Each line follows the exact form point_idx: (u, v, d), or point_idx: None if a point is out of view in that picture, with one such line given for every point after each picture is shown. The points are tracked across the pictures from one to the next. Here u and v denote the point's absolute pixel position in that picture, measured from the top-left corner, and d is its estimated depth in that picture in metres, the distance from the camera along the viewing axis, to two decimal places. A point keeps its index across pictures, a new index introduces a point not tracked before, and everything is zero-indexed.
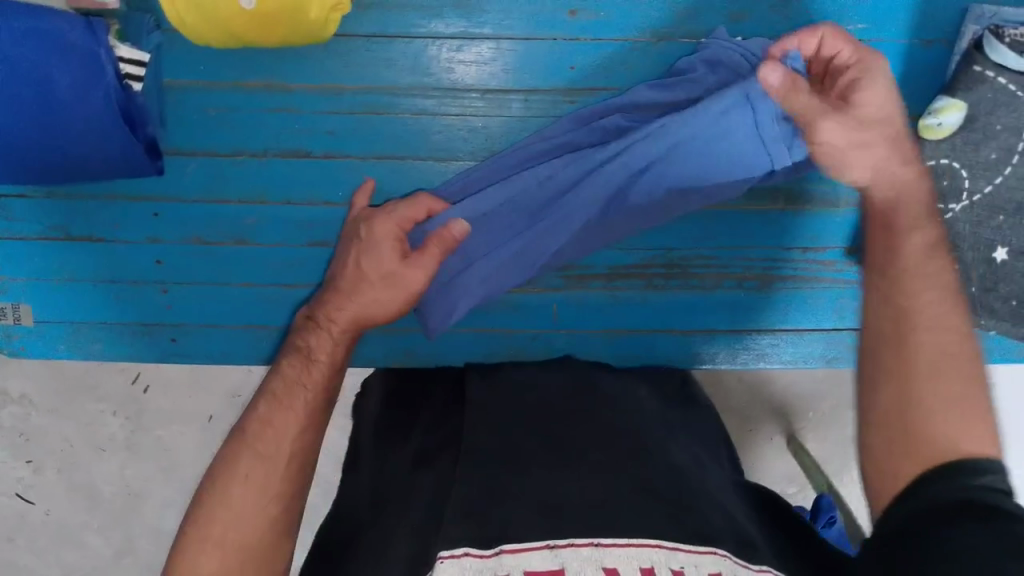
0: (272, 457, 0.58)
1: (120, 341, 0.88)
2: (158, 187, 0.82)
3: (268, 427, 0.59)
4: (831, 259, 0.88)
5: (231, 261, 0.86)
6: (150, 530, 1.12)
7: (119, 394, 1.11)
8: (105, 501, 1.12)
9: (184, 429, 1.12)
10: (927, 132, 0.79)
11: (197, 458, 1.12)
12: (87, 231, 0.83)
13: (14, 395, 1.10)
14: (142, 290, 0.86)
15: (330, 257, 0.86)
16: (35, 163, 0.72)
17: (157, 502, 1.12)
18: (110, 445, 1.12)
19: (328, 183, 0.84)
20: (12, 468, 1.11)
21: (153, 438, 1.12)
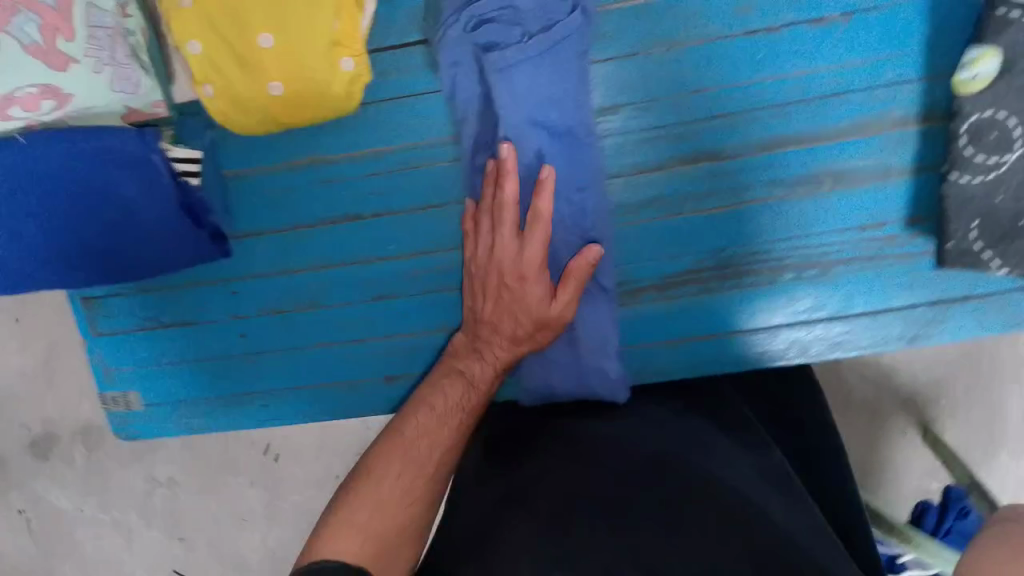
0: (366, 526, 0.71)
1: (218, 413, 0.95)
2: (233, 266, 0.90)
3: (381, 483, 0.74)
4: (891, 234, 0.85)
5: (308, 326, 0.91)
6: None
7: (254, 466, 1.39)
8: None
9: None
10: (962, 88, 0.77)
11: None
12: (178, 316, 0.92)
13: (163, 479, 1.41)
14: (231, 363, 0.93)
15: (393, 309, 0.90)
16: (122, 265, 0.82)
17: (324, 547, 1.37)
18: None
19: (379, 240, 0.88)
20: (215, 517, 1.40)
21: None
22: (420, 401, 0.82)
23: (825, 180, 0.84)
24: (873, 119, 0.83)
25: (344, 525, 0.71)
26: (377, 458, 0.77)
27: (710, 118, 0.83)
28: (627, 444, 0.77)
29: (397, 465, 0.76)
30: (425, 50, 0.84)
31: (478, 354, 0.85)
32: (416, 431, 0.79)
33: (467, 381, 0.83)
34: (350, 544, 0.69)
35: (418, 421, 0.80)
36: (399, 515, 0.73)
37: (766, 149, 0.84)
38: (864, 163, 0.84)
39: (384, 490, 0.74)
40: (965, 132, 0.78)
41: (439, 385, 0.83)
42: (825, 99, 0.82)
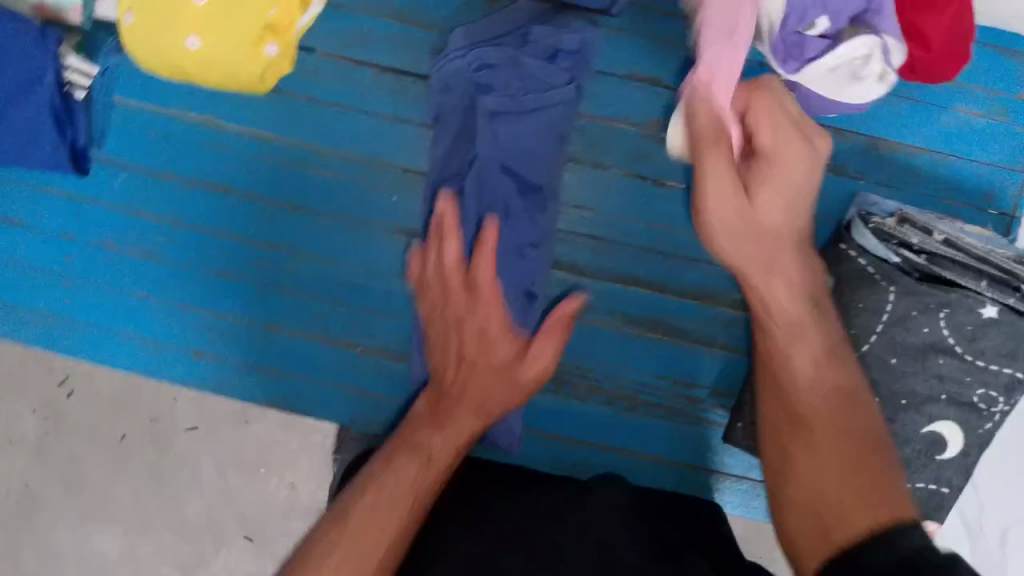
0: (356, 551, 0.67)
1: (10, 322, 0.95)
2: (87, 188, 0.90)
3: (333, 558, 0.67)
4: (698, 397, 0.92)
5: (134, 273, 0.92)
6: (39, 537, 1.22)
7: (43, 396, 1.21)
8: (2, 496, 1.22)
9: (99, 449, 1.21)
10: None
11: (99, 473, 1.21)
12: (9, 214, 0.92)
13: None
14: (45, 279, 0.93)
15: (227, 288, 0.92)
16: None
17: (52, 513, 1.22)
18: (20, 441, 1.22)
19: (240, 221, 0.90)
20: None
21: (62, 444, 1.21)
22: (399, 458, 0.77)
23: (659, 327, 0.90)
24: (720, 292, 0.89)
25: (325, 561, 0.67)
26: (352, 511, 0.71)
27: (563, 232, 0.89)
28: (525, 516, 0.77)
29: (387, 510, 0.71)
30: (370, 72, 0.86)
31: (443, 419, 0.82)
32: (393, 496, 0.73)
33: (427, 454, 0.78)
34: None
35: (384, 481, 0.74)
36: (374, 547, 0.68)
37: (620, 281, 0.90)
38: (696, 327, 0.90)
39: (371, 521, 0.70)
40: None
41: (399, 459, 0.77)
42: (681, 259, 0.89)
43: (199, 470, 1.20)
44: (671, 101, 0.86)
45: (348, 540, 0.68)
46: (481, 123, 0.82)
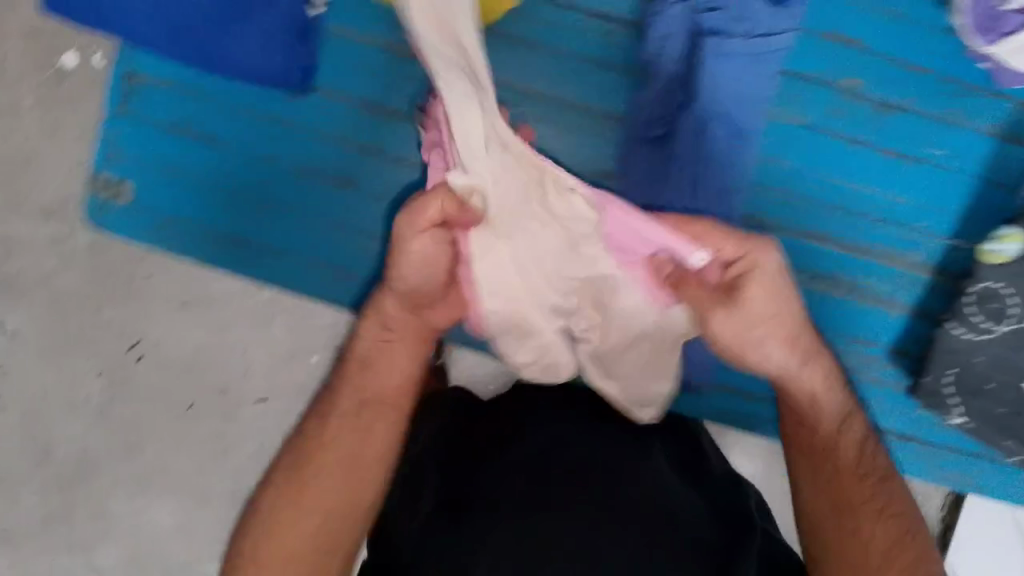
0: (326, 502, 0.77)
1: (204, 245, 0.93)
2: (282, 106, 0.91)
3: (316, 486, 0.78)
4: (874, 355, 0.93)
5: (314, 199, 0.92)
6: (90, 503, 1.12)
7: (113, 358, 1.11)
8: (55, 465, 1.12)
9: (162, 410, 1.12)
10: (984, 256, 0.86)
11: (162, 444, 1.12)
12: (212, 131, 0.91)
13: (10, 328, 1.11)
14: (241, 199, 0.92)
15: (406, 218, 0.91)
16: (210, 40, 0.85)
17: (108, 480, 1.12)
18: (82, 407, 1.12)
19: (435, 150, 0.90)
20: None
21: (117, 413, 1.12)
22: (365, 418, 0.80)
23: (842, 286, 0.92)
24: (895, 251, 0.91)
25: (302, 500, 0.78)
26: (309, 471, 0.79)
27: (764, 186, 0.89)
28: (504, 477, 0.74)
29: (336, 480, 0.78)
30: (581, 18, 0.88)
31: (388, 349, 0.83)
32: (340, 458, 0.79)
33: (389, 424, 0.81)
34: (297, 540, 0.76)
35: (343, 436, 0.80)
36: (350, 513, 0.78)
37: (801, 234, 0.90)
38: (876, 287, 0.92)
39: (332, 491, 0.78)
40: (974, 298, 0.87)
41: (375, 413, 0.81)
42: (869, 219, 0.90)
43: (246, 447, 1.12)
44: (858, 61, 0.88)
45: (329, 479, 0.78)
46: (707, 63, 0.82)
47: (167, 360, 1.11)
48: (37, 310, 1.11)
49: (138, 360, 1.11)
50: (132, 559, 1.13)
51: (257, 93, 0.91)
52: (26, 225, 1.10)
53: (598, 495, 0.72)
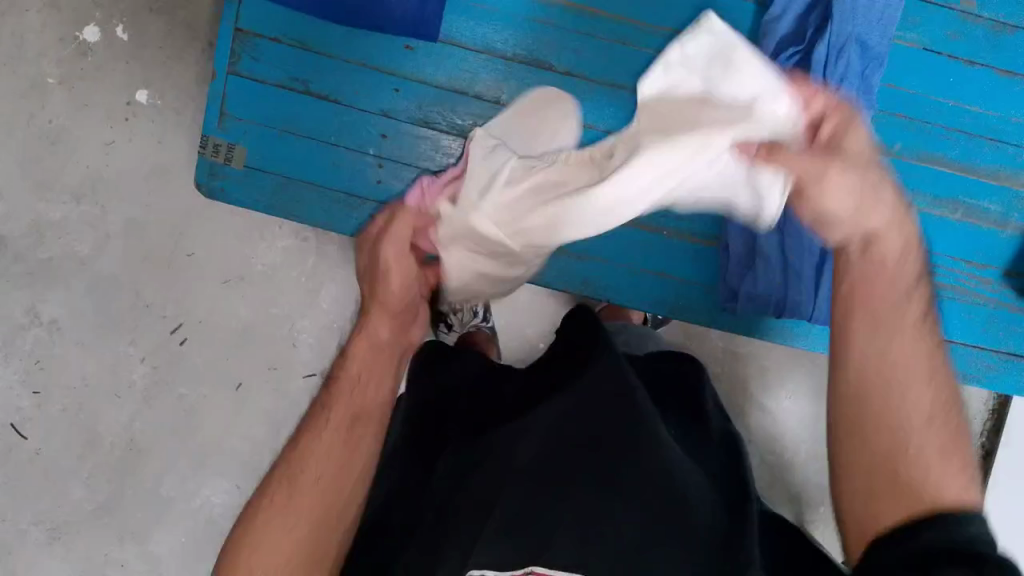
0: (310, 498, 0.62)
1: (319, 207, 0.88)
2: (406, 59, 0.85)
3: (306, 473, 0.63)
4: (989, 277, 0.94)
5: (442, 153, 0.88)
6: (143, 491, 1.08)
7: (153, 342, 1.08)
8: (104, 452, 1.07)
9: (212, 392, 1.09)
10: None
11: (216, 424, 1.09)
12: (328, 90, 0.85)
13: (46, 319, 1.06)
14: (356, 158, 0.87)
15: None
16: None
17: (158, 465, 1.08)
18: (126, 393, 1.08)
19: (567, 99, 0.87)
20: (17, 396, 1.06)
21: (174, 397, 1.08)
22: (340, 380, 0.68)
23: (957, 209, 0.92)
24: (1008, 172, 0.92)
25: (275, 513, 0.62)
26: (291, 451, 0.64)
27: (889, 113, 0.89)
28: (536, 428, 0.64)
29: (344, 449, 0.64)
30: None
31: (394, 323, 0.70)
32: (335, 447, 0.64)
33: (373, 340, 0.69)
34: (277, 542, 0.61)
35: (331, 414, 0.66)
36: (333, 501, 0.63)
37: (921, 159, 0.91)
38: (991, 209, 0.93)
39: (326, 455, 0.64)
40: None
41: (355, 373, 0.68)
42: (982, 140, 0.91)
43: None
44: None
45: (311, 466, 0.63)
46: None
47: (213, 339, 1.08)
48: (77, 300, 1.06)
49: (182, 343, 1.08)
50: (190, 541, 1.09)
51: (384, 44, 0.85)
52: (55, 209, 1.05)
53: (585, 464, 0.60)
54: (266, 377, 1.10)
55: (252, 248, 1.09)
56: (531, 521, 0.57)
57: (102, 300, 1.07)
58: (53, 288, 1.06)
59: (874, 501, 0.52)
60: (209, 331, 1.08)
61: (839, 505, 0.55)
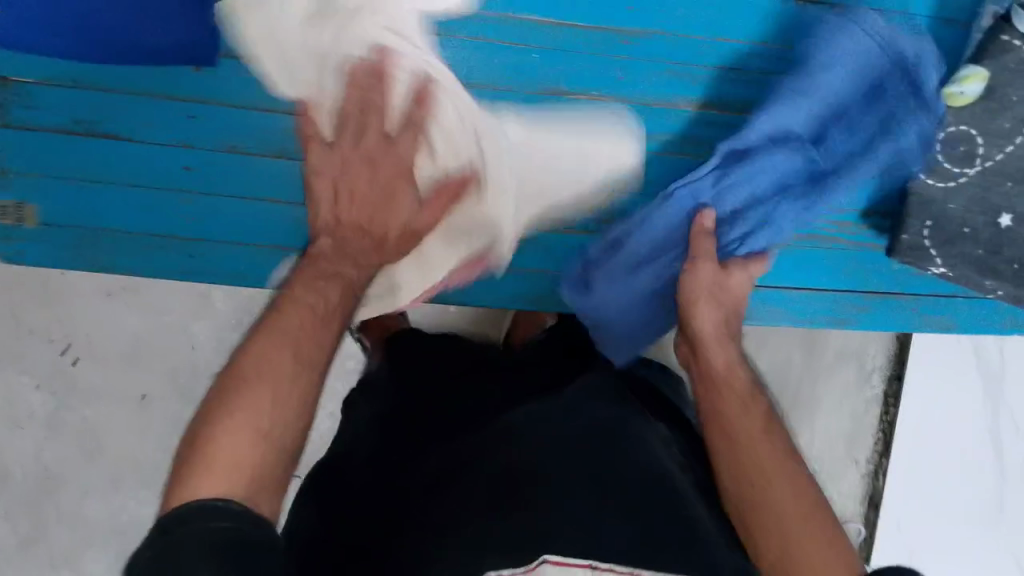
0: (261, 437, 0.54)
1: (136, 253, 0.85)
2: (195, 83, 0.79)
3: (238, 413, 0.54)
4: (847, 220, 0.91)
5: (256, 176, 0.83)
6: (65, 515, 1.14)
7: (45, 369, 1.12)
8: (15, 484, 1.12)
9: (120, 408, 1.14)
10: (950, 100, 0.84)
11: (126, 441, 1.14)
12: (116, 129, 0.80)
13: None
14: (165, 196, 0.83)
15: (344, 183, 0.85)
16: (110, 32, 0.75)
17: (75, 488, 1.14)
18: (27, 423, 1.12)
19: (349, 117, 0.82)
20: None
21: (76, 419, 1.13)
22: (291, 306, 0.63)
23: None
24: None
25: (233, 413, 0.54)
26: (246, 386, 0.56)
27: (726, 68, 0.88)
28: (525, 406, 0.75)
29: (290, 374, 0.58)
30: None
31: (352, 260, 0.70)
32: (279, 380, 0.57)
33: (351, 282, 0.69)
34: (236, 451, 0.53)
35: (300, 320, 0.62)
36: (278, 451, 0.55)
37: None
38: None
39: (288, 379, 0.58)
40: (939, 145, 0.86)
41: (316, 285, 0.66)
42: None
43: None
44: None
45: (261, 389, 0.56)
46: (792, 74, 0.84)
47: (106, 360, 1.13)
48: None
49: (75, 363, 1.13)
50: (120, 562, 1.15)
51: (172, 71, 0.79)
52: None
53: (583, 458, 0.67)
54: (171, 387, 1.15)
55: None
56: (526, 483, 0.63)
57: None
58: None
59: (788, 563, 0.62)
60: (103, 356, 1.13)
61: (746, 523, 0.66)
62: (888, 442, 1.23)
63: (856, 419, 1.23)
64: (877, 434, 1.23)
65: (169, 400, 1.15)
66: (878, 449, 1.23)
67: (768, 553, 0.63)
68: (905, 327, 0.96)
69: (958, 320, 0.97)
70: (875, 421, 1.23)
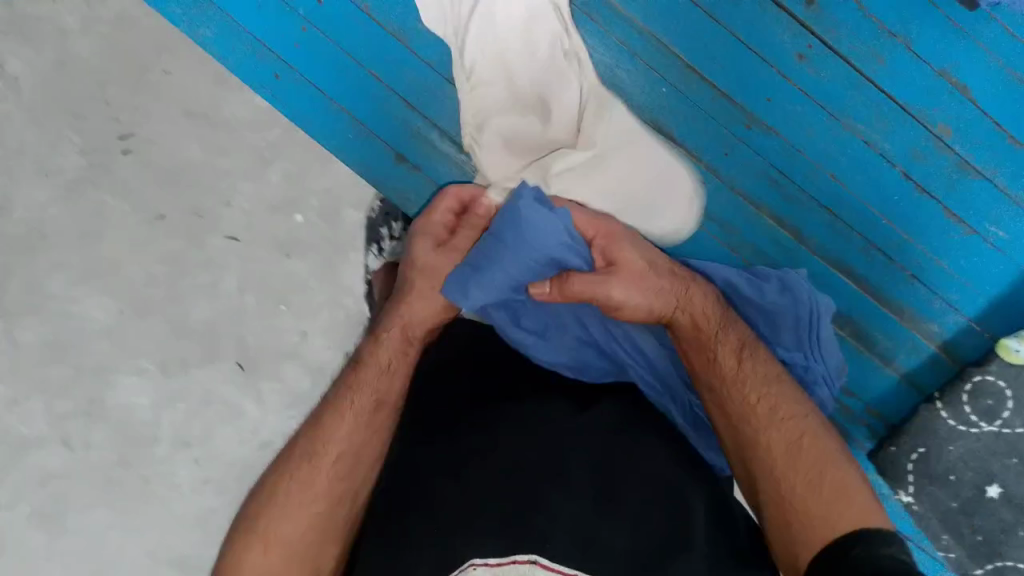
0: (311, 513, 0.69)
1: (235, 45, 0.88)
2: None
3: (286, 510, 0.69)
4: (849, 404, 0.91)
5: (369, 44, 0.86)
6: (30, 276, 1.02)
7: (98, 142, 1.03)
8: (8, 223, 1.02)
9: (130, 212, 1.03)
10: (1004, 350, 0.83)
11: (121, 238, 1.04)
12: None
13: (8, 73, 1.02)
14: (286, 14, 0.86)
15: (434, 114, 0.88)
16: None
17: (52, 256, 1.03)
18: (53, 177, 1.03)
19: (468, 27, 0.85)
20: None
21: (95, 199, 1.03)
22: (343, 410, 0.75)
23: (847, 326, 0.89)
24: (915, 314, 0.88)
25: (285, 506, 0.69)
26: (281, 504, 0.69)
27: (826, 209, 0.86)
28: (526, 414, 0.76)
29: (332, 485, 0.71)
30: None
31: (428, 304, 0.81)
32: (325, 483, 0.71)
33: (363, 365, 0.78)
34: (288, 530, 0.68)
35: (343, 415, 0.74)
36: (325, 529, 0.70)
37: (832, 269, 0.88)
38: (881, 341, 0.89)
39: (320, 480, 0.71)
40: (969, 388, 0.84)
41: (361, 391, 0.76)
42: (903, 271, 0.87)
43: (222, 281, 1.05)
44: (959, 112, 0.82)
45: (296, 512, 0.69)
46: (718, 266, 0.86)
47: (156, 163, 1.04)
48: (45, 66, 1.02)
49: (124, 153, 1.03)
50: (54, 340, 1.03)
51: None
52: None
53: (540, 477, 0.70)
54: (188, 223, 1.04)
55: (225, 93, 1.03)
56: (512, 526, 0.67)
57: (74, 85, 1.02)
58: (25, 50, 1.02)
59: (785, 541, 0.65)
60: (153, 147, 1.03)
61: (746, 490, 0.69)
62: None
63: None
64: None
65: (178, 237, 1.04)
66: None
67: (803, 504, 0.65)
68: None
69: None
70: None
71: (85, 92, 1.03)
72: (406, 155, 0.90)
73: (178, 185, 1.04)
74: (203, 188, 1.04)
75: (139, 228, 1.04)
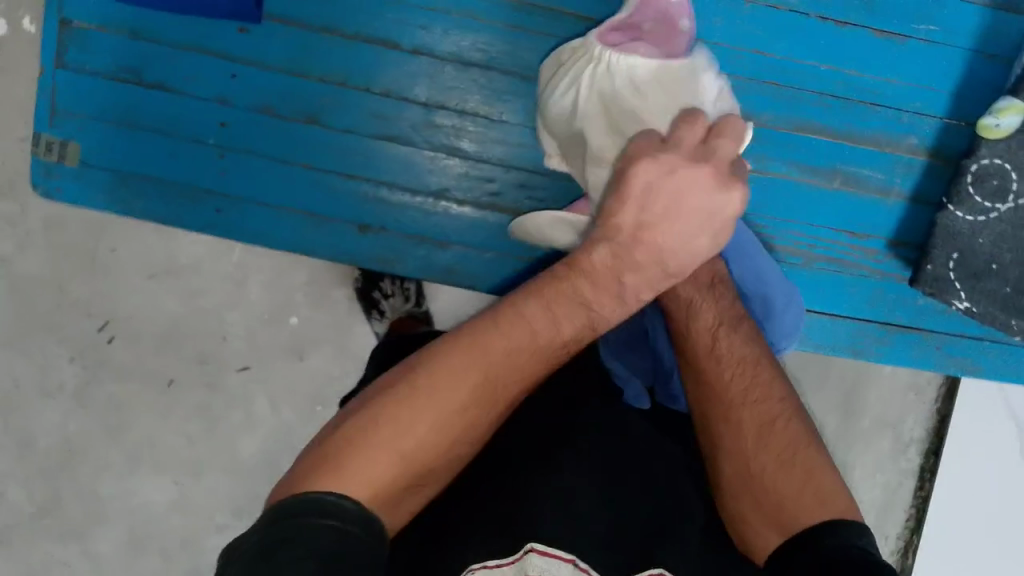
0: (407, 456, 0.53)
1: (165, 203, 0.86)
2: (243, 47, 0.83)
3: (406, 431, 0.53)
4: (873, 248, 0.91)
5: (288, 139, 0.86)
6: (82, 490, 1.03)
7: (81, 341, 1.03)
8: (39, 454, 1.02)
9: (143, 388, 1.04)
10: (985, 131, 0.84)
11: (148, 418, 1.04)
12: (160, 79, 0.83)
13: None
14: (199, 151, 0.85)
15: (372, 172, 0.87)
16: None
17: (95, 464, 1.03)
18: (58, 394, 1.03)
19: (359, 68, 0.84)
20: None
21: (106, 395, 1.03)
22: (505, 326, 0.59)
23: (835, 178, 0.89)
24: (891, 137, 0.89)
25: (379, 442, 0.52)
26: (384, 431, 0.53)
27: (770, 83, 0.86)
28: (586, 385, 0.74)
29: (435, 427, 0.54)
30: None
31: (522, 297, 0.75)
32: (430, 424, 0.54)
33: (533, 332, 0.59)
34: (374, 469, 0.51)
35: (504, 345, 0.58)
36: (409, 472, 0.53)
37: (799, 132, 0.88)
38: (874, 177, 0.89)
39: (430, 420, 0.54)
40: (971, 178, 0.85)
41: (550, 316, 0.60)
42: (863, 104, 0.88)
43: (256, 408, 1.05)
44: None
45: (403, 432, 0.53)
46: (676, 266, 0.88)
47: (146, 334, 1.03)
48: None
49: (110, 340, 1.03)
50: (131, 538, 1.04)
51: (219, 30, 0.83)
52: None
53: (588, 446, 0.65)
54: (201, 372, 1.04)
55: (174, 240, 1.03)
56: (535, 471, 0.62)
57: (35, 301, 1.01)
58: None
59: (752, 508, 0.62)
60: (137, 321, 1.03)
61: (710, 445, 0.66)
62: (922, 518, 1.10)
63: (900, 483, 1.10)
64: (910, 509, 1.10)
65: (198, 391, 1.04)
66: (908, 525, 1.11)
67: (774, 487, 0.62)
68: (925, 366, 0.93)
69: (981, 364, 0.94)
70: (907, 494, 1.10)
71: (49, 304, 1.02)
72: (368, 222, 0.88)
73: (174, 345, 1.04)
74: (198, 335, 1.04)
75: (155, 400, 1.04)
